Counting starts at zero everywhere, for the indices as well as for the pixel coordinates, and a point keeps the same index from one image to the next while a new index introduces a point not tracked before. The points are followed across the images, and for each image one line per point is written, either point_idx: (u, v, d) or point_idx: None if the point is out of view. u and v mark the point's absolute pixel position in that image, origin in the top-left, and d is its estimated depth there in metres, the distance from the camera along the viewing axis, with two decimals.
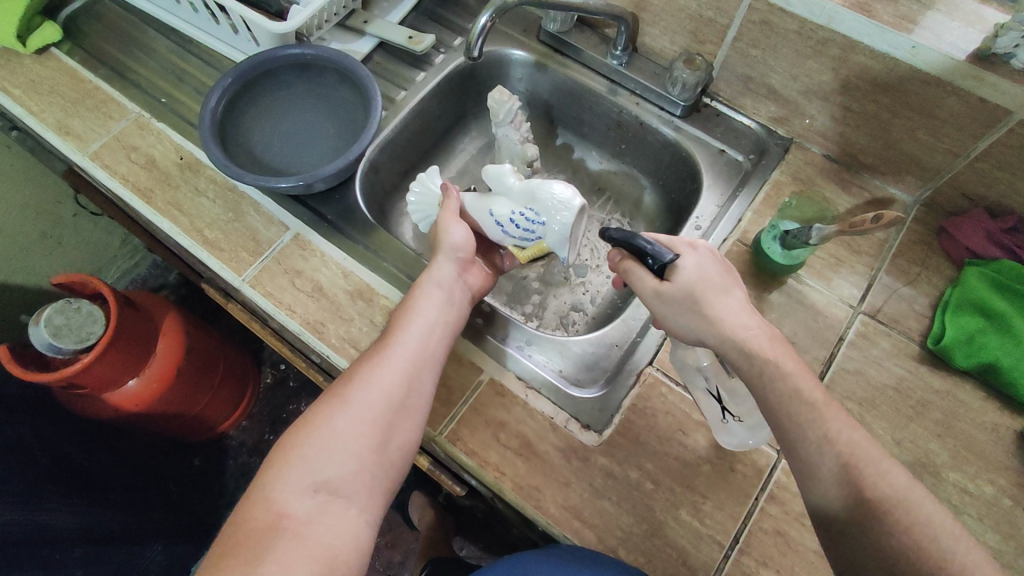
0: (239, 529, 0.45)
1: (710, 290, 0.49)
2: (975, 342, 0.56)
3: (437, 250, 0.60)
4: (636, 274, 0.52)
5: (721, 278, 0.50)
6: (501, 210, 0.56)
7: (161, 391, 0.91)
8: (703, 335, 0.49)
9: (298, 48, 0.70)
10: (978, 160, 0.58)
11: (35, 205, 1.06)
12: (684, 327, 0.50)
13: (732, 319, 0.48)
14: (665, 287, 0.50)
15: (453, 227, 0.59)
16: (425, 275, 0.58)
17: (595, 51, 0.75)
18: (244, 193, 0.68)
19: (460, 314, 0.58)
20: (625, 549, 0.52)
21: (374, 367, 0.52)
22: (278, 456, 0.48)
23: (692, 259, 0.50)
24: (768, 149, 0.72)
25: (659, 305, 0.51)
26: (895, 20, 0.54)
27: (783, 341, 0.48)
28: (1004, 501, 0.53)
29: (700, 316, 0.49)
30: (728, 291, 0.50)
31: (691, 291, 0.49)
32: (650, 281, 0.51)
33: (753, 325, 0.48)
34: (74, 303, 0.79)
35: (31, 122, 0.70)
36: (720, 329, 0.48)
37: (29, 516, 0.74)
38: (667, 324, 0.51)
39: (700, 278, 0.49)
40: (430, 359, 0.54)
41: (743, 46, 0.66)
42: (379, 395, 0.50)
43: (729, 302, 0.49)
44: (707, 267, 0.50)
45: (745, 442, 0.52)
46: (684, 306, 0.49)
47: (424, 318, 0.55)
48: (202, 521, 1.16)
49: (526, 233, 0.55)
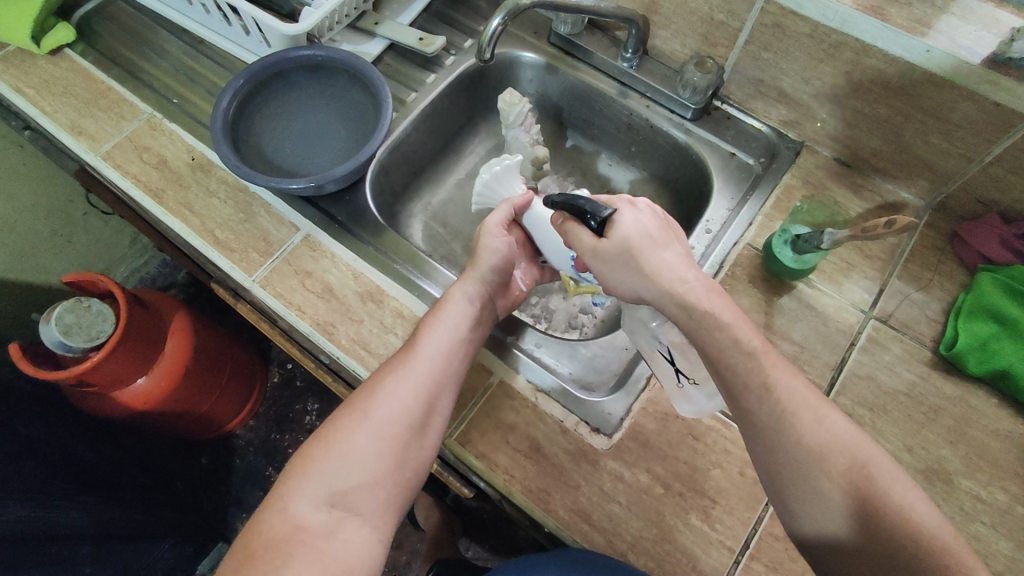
0: (256, 537, 0.45)
1: (647, 244, 0.49)
2: (988, 348, 0.56)
3: (471, 265, 0.60)
4: (576, 233, 0.53)
5: (660, 234, 0.50)
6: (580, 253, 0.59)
7: (170, 390, 0.92)
8: (642, 289, 0.49)
9: (310, 50, 0.70)
10: (991, 164, 0.58)
11: (45, 204, 1.07)
12: (623, 283, 0.50)
13: (669, 272, 0.48)
14: (603, 243, 0.50)
15: (496, 243, 0.60)
16: (455, 286, 0.59)
17: (606, 53, 0.76)
18: (255, 193, 0.68)
19: (484, 332, 0.58)
20: (635, 553, 0.52)
21: (396, 382, 0.52)
22: (297, 466, 0.49)
23: (631, 215, 0.51)
24: (779, 152, 0.71)
25: (598, 262, 0.51)
26: (909, 23, 0.54)
27: (723, 294, 0.48)
28: (1018, 509, 0.52)
29: (636, 270, 0.49)
30: (668, 246, 0.50)
31: (627, 244, 0.49)
32: (589, 239, 0.51)
33: (690, 277, 0.47)
34: (85, 300, 0.80)
35: (45, 122, 0.71)
36: (658, 282, 0.48)
37: (41, 513, 0.74)
38: (607, 281, 0.51)
39: (637, 232, 0.50)
40: (451, 376, 0.54)
41: (755, 49, 0.65)
42: (400, 412, 0.50)
43: (667, 256, 0.49)
44: (646, 222, 0.50)
45: (702, 409, 0.52)
46: (621, 260, 0.49)
47: (448, 334, 0.55)
48: (209, 519, 1.16)
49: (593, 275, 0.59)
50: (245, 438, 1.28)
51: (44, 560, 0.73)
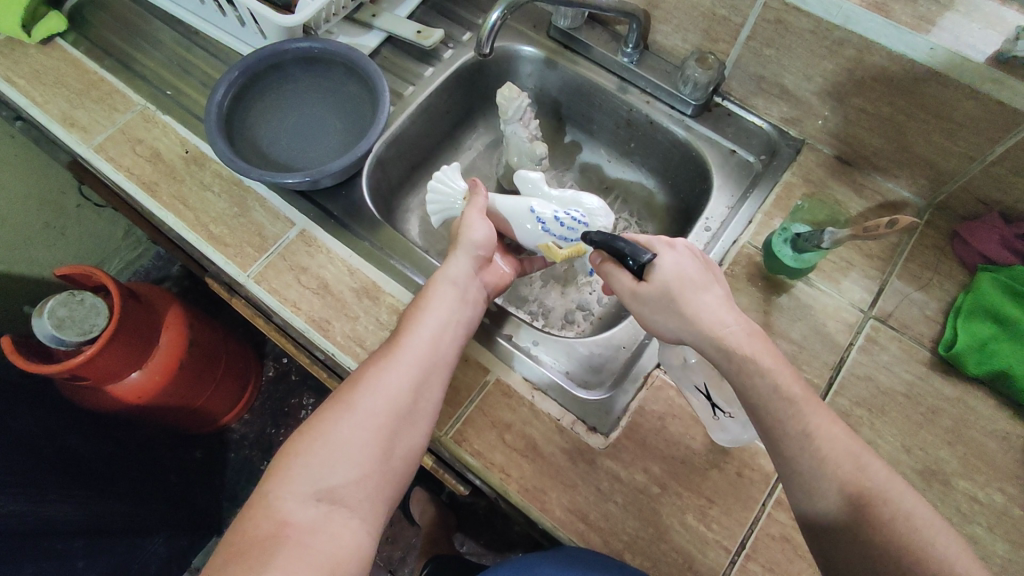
0: (241, 535, 0.44)
1: (688, 289, 0.49)
2: (987, 349, 0.56)
3: (454, 247, 0.60)
4: (616, 276, 0.52)
5: (701, 276, 0.50)
6: (543, 208, 0.60)
7: (163, 384, 0.91)
8: (683, 333, 0.48)
9: (306, 42, 0.69)
10: (993, 164, 0.58)
11: (38, 196, 1.06)
12: (664, 327, 0.50)
13: (710, 316, 0.48)
14: (642, 287, 0.50)
15: (476, 223, 0.61)
16: (441, 272, 0.58)
17: (606, 48, 0.75)
18: (250, 187, 0.67)
19: (471, 317, 0.58)
20: (631, 553, 0.51)
21: (380, 372, 0.51)
22: (281, 463, 0.48)
23: (671, 258, 0.50)
24: (779, 150, 0.71)
25: (639, 306, 0.51)
26: (913, 20, 0.53)
27: (765, 338, 0.48)
28: (1014, 510, 0.52)
29: (678, 314, 0.48)
30: (708, 288, 0.49)
31: (668, 289, 0.49)
32: (628, 282, 0.51)
33: (731, 321, 0.47)
34: (77, 294, 0.79)
35: (35, 112, 0.70)
36: (699, 327, 0.47)
37: (29, 508, 0.73)
38: (647, 324, 0.51)
39: (677, 277, 0.49)
40: (439, 364, 0.54)
41: (756, 45, 0.65)
42: (384, 402, 0.50)
43: (709, 299, 0.48)
44: (686, 265, 0.50)
45: (740, 438, 0.52)
46: (662, 305, 0.49)
47: (433, 321, 0.55)
48: (204, 513, 1.14)
49: (569, 232, 0.60)
50: (239, 432, 1.27)
51: (35, 553, 0.73)
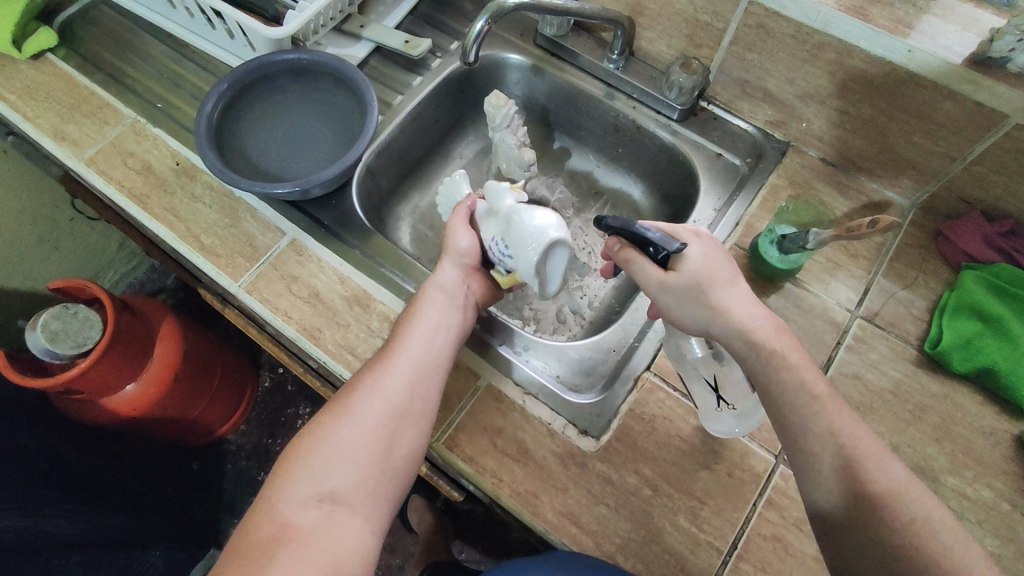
0: (245, 539, 0.44)
1: (716, 279, 0.50)
2: (973, 345, 0.56)
3: (442, 257, 0.61)
4: (640, 264, 0.52)
5: (726, 266, 0.51)
6: (485, 232, 0.59)
7: (158, 397, 0.91)
8: (712, 324, 0.49)
9: (294, 53, 0.70)
10: (975, 164, 0.58)
11: (31, 210, 1.06)
12: (691, 317, 0.50)
13: (739, 308, 0.49)
14: (670, 275, 0.50)
15: (462, 235, 0.61)
16: (429, 280, 0.59)
17: (593, 55, 0.76)
18: (240, 198, 0.68)
19: (463, 320, 0.58)
20: (623, 555, 0.52)
21: (377, 374, 0.52)
22: (282, 468, 0.48)
23: (699, 247, 0.51)
24: (765, 152, 0.72)
25: (664, 294, 0.51)
26: (891, 24, 0.54)
27: (788, 334, 0.49)
28: (1003, 506, 0.53)
29: (706, 304, 0.49)
30: (733, 281, 0.50)
31: (698, 279, 0.49)
32: (655, 271, 0.51)
33: (760, 314, 0.49)
34: (71, 306, 0.80)
35: (27, 128, 0.70)
36: (729, 319, 0.48)
37: (27, 522, 0.72)
38: (671, 314, 0.51)
39: (707, 265, 0.50)
40: (434, 363, 0.54)
41: (739, 50, 0.66)
42: (383, 403, 0.50)
43: (735, 293, 0.50)
44: (713, 254, 0.51)
45: (733, 430, 0.52)
46: (689, 295, 0.50)
47: (426, 324, 0.55)
48: (199, 525, 1.13)
49: (501, 261, 0.58)
50: (237, 443, 1.27)
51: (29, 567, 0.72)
